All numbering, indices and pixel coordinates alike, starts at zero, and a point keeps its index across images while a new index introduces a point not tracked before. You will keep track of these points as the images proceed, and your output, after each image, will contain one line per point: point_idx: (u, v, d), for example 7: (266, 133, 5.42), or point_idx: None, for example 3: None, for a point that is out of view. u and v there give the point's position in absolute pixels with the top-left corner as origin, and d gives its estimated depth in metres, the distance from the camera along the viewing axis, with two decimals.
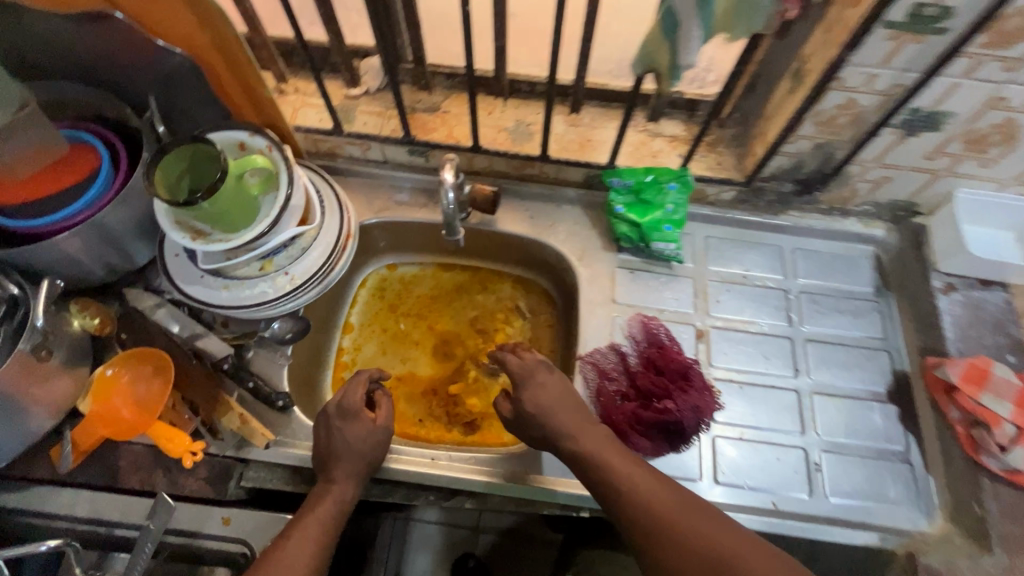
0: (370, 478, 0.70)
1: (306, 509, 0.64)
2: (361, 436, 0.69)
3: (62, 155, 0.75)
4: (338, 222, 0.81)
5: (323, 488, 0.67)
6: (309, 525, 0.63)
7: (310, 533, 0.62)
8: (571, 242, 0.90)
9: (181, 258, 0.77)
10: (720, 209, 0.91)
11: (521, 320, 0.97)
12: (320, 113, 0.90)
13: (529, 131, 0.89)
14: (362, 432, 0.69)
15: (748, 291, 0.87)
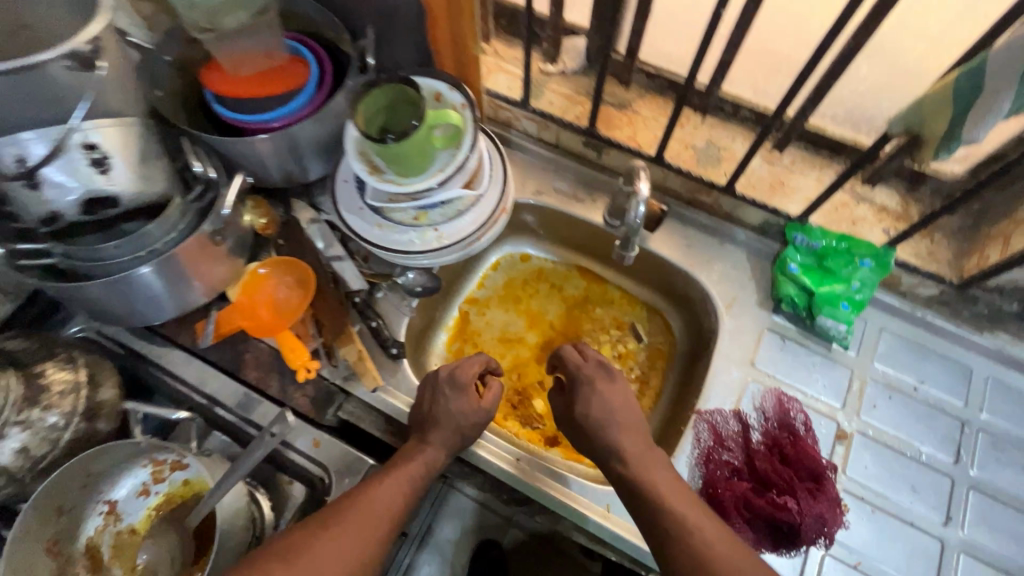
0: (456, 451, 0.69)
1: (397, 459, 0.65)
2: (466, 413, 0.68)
3: (281, 64, 0.79)
4: (498, 195, 0.79)
5: (415, 445, 0.67)
6: (399, 472, 0.63)
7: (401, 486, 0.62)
8: (723, 285, 0.82)
9: (349, 186, 0.80)
10: (910, 303, 0.79)
11: (635, 344, 0.91)
12: (511, 82, 0.89)
13: (718, 156, 0.82)
14: (467, 408, 0.68)
15: (914, 407, 0.75)
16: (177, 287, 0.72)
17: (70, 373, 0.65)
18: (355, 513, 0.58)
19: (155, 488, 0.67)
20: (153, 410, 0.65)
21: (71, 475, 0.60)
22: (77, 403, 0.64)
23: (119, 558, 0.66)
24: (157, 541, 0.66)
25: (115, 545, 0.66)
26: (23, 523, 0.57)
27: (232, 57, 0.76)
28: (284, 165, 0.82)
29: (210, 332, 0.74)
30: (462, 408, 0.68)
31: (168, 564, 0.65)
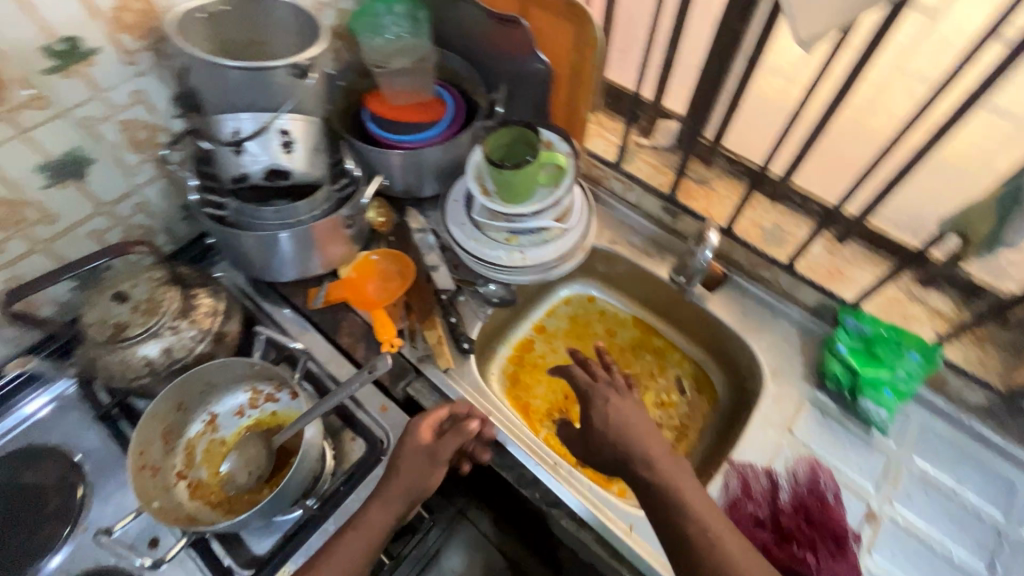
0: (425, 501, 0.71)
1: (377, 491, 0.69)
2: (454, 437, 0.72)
3: (425, 102, 0.97)
4: (580, 235, 0.92)
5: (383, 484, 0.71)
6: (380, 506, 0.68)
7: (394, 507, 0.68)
8: (771, 353, 0.88)
9: (457, 204, 0.95)
10: (956, 407, 0.82)
11: (678, 396, 0.97)
12: (607, 147, 1.04)
13: (782, 238, 0.91)
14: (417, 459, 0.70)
15: (950, 508, 0.76)
16: (307, 254, 0.87)
17: (213, 301, 0.80)
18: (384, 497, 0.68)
19: (252, 411, 0.80)
20: (277, 337, 0.82)
21: (198, 377, 0.76)
22: (213, 325, 0.78)
23: (209, 462, 0.78)
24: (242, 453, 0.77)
25: (206, 450, 0.78)
26: (155, 407, 0.72)
27: (394, 88, 0.95)
28: (407, 180, 0.98)
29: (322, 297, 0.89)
30: (417, 458, 0.70)
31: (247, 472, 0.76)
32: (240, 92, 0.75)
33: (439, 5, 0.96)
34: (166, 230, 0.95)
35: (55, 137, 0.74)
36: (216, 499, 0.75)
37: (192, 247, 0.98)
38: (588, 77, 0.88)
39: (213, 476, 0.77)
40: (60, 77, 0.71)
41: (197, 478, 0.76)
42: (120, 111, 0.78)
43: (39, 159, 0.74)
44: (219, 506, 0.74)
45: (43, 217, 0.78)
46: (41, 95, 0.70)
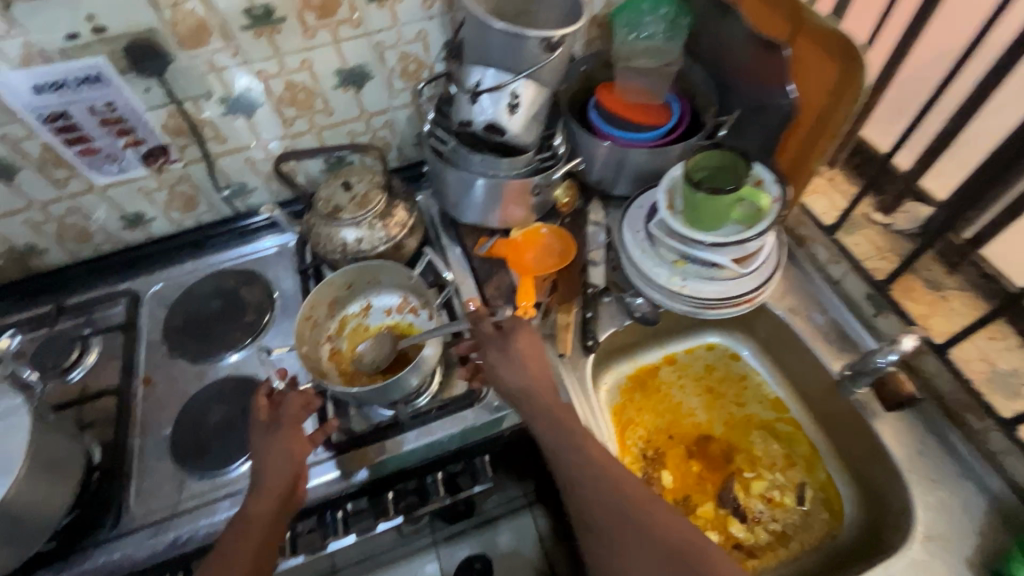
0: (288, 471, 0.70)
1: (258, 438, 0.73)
2: (280, 455, 0.70)
3: (653, 105, 0.97)
4: (754, 286, 0.85)
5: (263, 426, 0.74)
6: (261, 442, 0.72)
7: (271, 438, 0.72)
8: (934, 514, 0.70)
9: (640, 211, 0.95)
10: None
11: (791, 503, 0.84)
12: (828, 209, 0.91)
13: (1015, 391, 0.72)
14: (260, 435, 0.73)
15: None
16: (490, 207, 0.96)
17: (407, 215, 0.93)
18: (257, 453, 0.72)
19: (395, 314, 0.93)
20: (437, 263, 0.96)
21: (372, 268, 0.91)
22: (398, 235, 0.92)
23: (350, 337, 0.93)
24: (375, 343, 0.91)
25: (352, 328, 0.93)
26: (335, 278, 0.88)
27: (627, 84, 0.97)
28: (604, 173, 1.00)
29: (490, 246, 0.98)
30: (262, 434, 0.73)
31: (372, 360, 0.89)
32: (492, 50, 0.84)
33: (704, 15, 0.94)
34: (399, 149, 1.12)
35: (355, 51, 0.93)
36: (343, 367, 0.89)
37: (411, 169, 1.15)
38: (834, 126, 0.78)
39: (349, 350, 0.92)
40: (376, 6, 0.88)
41: (338, 346, 0.92)
42: (404, 43, 0.95)
43: (339, 65, 0.94)
44: (343, 374, 0.88)
45: (324, 109, 1.00)
46: (359, 17, 0.89)
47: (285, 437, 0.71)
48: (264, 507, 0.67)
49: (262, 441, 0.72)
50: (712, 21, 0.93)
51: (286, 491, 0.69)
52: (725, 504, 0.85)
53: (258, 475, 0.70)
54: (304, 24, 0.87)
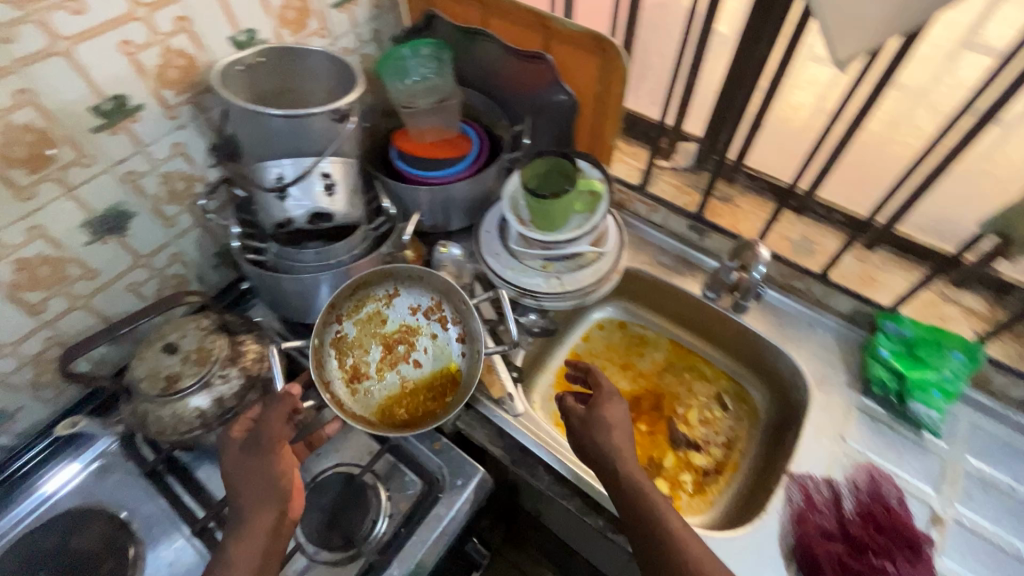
0: (281, 488, 0.65)
1: (230, 461, 0.66)
2: (265, 477, 0.65)
3: (450, 137, 1.01)
4: (614, 257, 0.94)
5: (227, 452, 0.67)
6: (244, 463, 0.65)
7: (250, 459, 0.66)
8: (813, 363, 0.89)
9: (489, 235, 0.96)
10: (1000, 404, 0.83)
11: (721, 413, 0.97)
12: (629, 170, 1.06)
13: (812, 249, 0.93)
14: (238, 459, 0.66)
15: (1010, 505, 0.76)
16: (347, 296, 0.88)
17: (260, 345, 0.80)
18: (242, 475, 0.65)
19: (419, 316, 0.90)
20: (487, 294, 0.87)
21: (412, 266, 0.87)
22: (261, 370, 0.78)
23: (362, 324, 0.88)
24: (388, 346, 0.88)
25: (367, 315, 0.89)
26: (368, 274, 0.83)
27: (418, 127, 0.99)
28: (435, 213, 0.99)
29: (457, 255, 0.96)
30: (245, 457, 0.66)
31: (383, 363, 0.87)
32: (282, 140, 0.76)
33: (460, 44, 0.99)
34: (200, 277, 0.95)
35: (100, 192, 0.74)
36: (343, 356, 0.86)
37: (227, 293, 0.99)
38: (613, 103, 0.90)
39: (356, 337, 0.88)
40: (107, 133, 0.71)
41: (345, 331, 0.88)
42: (161, 163, 0.79)
43: (84, 216, 0.74)
44: (343, 368, 0.86)
45: (85, 273, 0.78)
46: (87, 154, 0.71)
47: (270, 462, 0.65)
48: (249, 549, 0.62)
49: (242, 461, 0.66)
50: (468, 49, 0.99)
51: (275, 518, 0.64)
52: (678, 444, 0.94)
53: (238, 502, 0.64)
54: (14, 184, 0.66)
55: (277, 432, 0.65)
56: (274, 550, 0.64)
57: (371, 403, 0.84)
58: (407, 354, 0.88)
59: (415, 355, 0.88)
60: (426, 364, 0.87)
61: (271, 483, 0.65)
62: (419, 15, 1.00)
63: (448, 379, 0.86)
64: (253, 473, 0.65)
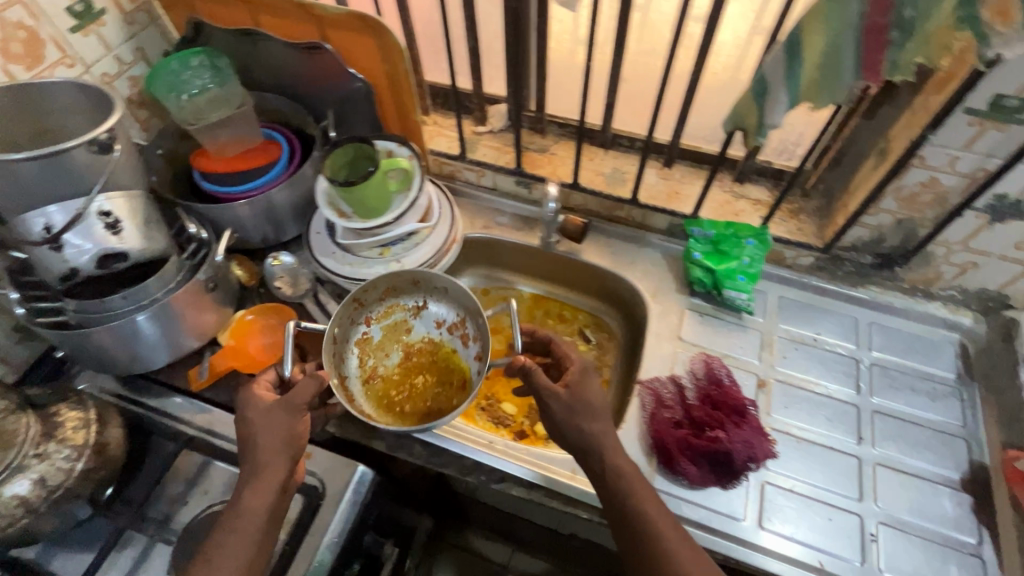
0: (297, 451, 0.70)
1: (252, 415, 0.70)
2: (283, 433, 0.69)
3: (256, 145, 0.96)
4: (447, 228, 0.96)
5: (252, 408, 0.71)
6: (272, 417, 0.70)
7: (273, 412, 0.70)
8: (646, 280, 0.98)
9: (321, 236, 0.95)
10: (797, 273, 0.96)
11: (586, 346, 1.04)
12: (450, 142, 1.08)
13: (623, 178, 1.01)
14: (260, 411, 0.70)
15: (817, 353, 0.89)
16: (174, 333, 0.82)
17: (81, 411, 0.73)
18: (261, 429, 0.69)
19: (442, 330, 0.91)
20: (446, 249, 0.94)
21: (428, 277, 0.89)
22: (88, 437, 0.71)
23: (387, 329, 0.91)
24: (407, 354, 0.91)
25: (393, 321, 0.92)
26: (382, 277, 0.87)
27: (217, 142, 0.93)
28: (260, 227, 0.95)
29: (291, 262, 0.92)
30: (272, 413, 0.70)
31: (401, 369, 0.90)
32: (36, 189, 0.68)
33: (237, 48, 0.94)
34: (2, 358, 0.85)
35: None
36: (364, 357, 0.89)
37: (42, 366, 0.89)
38: (404, 81, 0.90)
39: (378, 341, 0.90)
40: None
41: (370, 333, 0.90)
42: None
43: None
44: (360, 367, 0.88)
45: None
46: None
47: (290, 420, 0.70)
48: (253, 507, 0.65)
49: (264, 416, 0.70)
50: (249, 51, 0.95)
51: (283, 477, 0.68)
52: None
53: (252, 456, 0.68)
54: None
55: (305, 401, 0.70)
56: (277, 507, 0.68)
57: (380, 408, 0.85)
58: (423, 364, 0.90)
59: (431, 367, 0.89)
60: (439, 377, 0.88)
61: (289, 442, 0.69)
62: (185, 25, 0.94)
63: (460, 389, 0.86)
64: (274, 429, 0.69)
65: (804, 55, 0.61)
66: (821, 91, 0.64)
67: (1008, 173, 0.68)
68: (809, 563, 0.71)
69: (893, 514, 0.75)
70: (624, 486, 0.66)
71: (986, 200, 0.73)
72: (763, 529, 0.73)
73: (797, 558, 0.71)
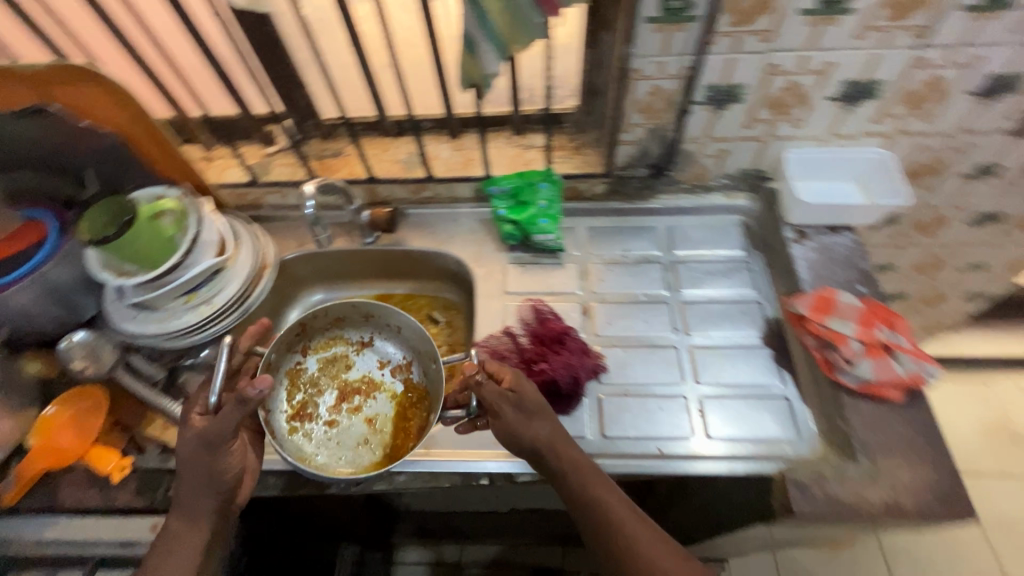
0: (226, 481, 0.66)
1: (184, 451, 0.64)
2: (209, 471, 0.64)
3: (14, 231, 0.85)
4: (253, 254, 0.93)
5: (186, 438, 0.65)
6: (197, 453, 0.64)
7: (197, 449, 0.64)
8: (466, 249, 1.01)
9: (117, 304, 0.88)
10: (597, 202, 1.03)
11: (435, 327, 1.05)
12: (241, 171, 1.04)
13: (419, 159, 1.03)
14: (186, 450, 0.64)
15: (628, 268, 0.97)
16: None
17: None
18: (187, 468, 0.64)
19: (384, 371, 0.94)
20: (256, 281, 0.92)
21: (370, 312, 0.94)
22: None
23: (322, 363, 0.94)
24: (343, 393, 0.92)
25: (331, 357, 0.95)
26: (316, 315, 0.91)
27: None
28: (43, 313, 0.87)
29: None
30: (196, 452, 0.63)
31: (335, 407, 0.90)
32: None
33: None
34: None
35: None
36: (294, 391, 0.90)
37: None
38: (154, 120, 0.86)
39: (312, 377, 0.93)
40: None
41: (306, 367, 0.93)
42: None
43: None
44: (291, 402, 0.89)
45: None
46: None
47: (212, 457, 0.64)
48: (186, 545, 0.65)
49: (189, 453, 0.64)
50: None
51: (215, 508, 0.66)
52: None
53: (183, 490, 0.65)
54: None
55: (229, 434, 0.63)
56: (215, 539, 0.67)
57: (311, 445, 0.85)
58: (362, 405, 0.91)
59: (368, 406, 0.91)
60: (378, 417, 0.89)
61: (216, 479, 0.65)
62: None
63: (398, 426, 0.88)
64: (199, 466, 0.64)
65: (486, 5, 0.66)
66: (517, 33, 0.68)
67: (703, 65, 0.78)
68: (651, 452, 0.77)
69: (713, 386, 0.83)
70: (581, 477, 0.67)
71: (702, 93, 0.82)
72: (607, 438, 0.79)
73: (640, 453, 0.77)
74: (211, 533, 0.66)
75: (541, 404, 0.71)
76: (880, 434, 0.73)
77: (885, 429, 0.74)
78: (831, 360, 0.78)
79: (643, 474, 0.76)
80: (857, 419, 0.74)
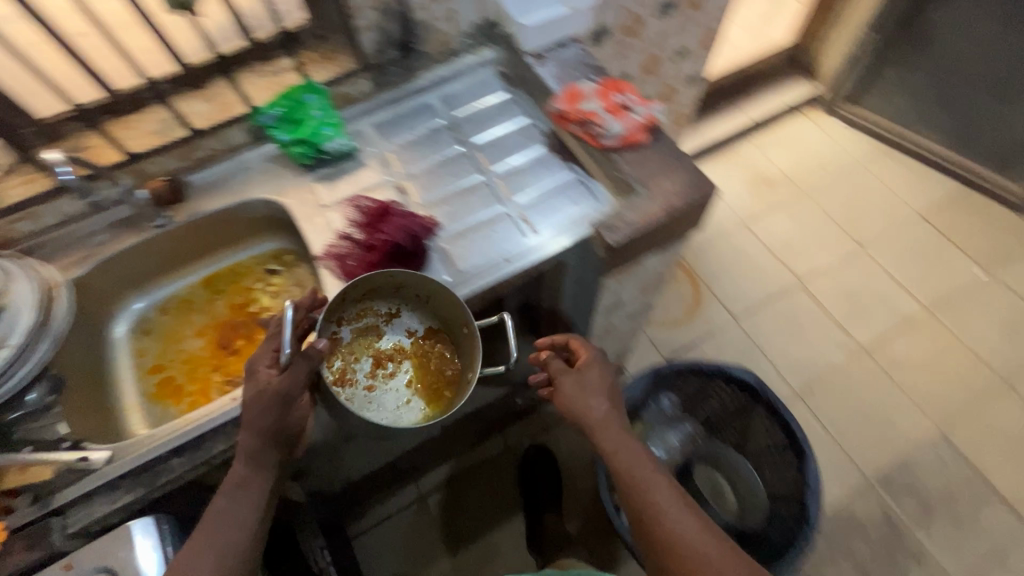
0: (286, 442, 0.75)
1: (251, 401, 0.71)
2: (274, 422, 0.72)
3: None
4: (30, 280, 0.83)
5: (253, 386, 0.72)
6: (257, 409, 0.71)
7: (259, 409, 0.71)
8: (268, 187, 1.01)
9: None
10: (369, 100, 1.08)
11: (278, 277, 1.08)
12: None
13: (174, 123, 0.98)
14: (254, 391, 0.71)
15: (420, 142, 1.05)
16: None
17: None
18: (252, 422, 0.71)
19: (412, 341, 0.91)
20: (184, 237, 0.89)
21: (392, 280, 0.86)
22: None
23: (355, 336, 0.89)
24: (378, 360, 0.90)
25: (364, 327, 0.90)
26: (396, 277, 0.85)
27: None
28: None
29: None
30: (265, 405, 0.71)
31: (369, 372, 0.89)
32: None
33: None
34: None
35: None
36: (333, 359, 0.87)
37: None
38: None
39: (352, 340, 0.89)
40: None
41: (340, 335, 0.88)
42: None
43: None
44: (332, 371, 0.86)
45: None
46: None
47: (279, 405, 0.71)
48: (243, 504, 0.71)
49: (252, 406, 0.70)
50: None
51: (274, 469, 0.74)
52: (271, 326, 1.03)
53: (248, 444, 0.71)
54: None
55: (300, 389, 0.73)
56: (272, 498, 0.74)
57: (359, 407, 0.85)
58: (398, 374, 0.90)
59: (404, 374, 0.90)
60: (414, 391, 0.88)
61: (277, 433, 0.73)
62: None
63: (432, 392, 0.88)
64: (265, 416, 0.71)
65: None
66: None
67: None
68: (498, 263, 0.90)
69: (524, 196, 0.97)
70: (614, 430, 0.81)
71: None
72: (460, 270, 0.90)
73: (490, 267, 0.90)
74: (264, 512, 0.72)
75: (595, 381, 0.85)
76: (646, 168, 0.93)
77: (647, 164, 0.94)
78: (593, 134, 0.96)
79: (498, 281, 0.89)
80: (627, 165, 0.94)
